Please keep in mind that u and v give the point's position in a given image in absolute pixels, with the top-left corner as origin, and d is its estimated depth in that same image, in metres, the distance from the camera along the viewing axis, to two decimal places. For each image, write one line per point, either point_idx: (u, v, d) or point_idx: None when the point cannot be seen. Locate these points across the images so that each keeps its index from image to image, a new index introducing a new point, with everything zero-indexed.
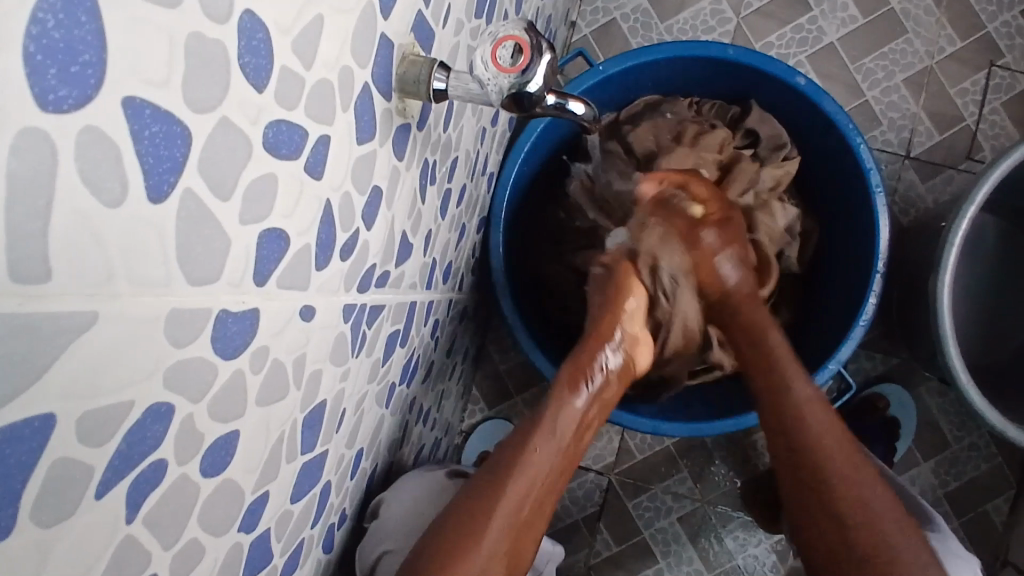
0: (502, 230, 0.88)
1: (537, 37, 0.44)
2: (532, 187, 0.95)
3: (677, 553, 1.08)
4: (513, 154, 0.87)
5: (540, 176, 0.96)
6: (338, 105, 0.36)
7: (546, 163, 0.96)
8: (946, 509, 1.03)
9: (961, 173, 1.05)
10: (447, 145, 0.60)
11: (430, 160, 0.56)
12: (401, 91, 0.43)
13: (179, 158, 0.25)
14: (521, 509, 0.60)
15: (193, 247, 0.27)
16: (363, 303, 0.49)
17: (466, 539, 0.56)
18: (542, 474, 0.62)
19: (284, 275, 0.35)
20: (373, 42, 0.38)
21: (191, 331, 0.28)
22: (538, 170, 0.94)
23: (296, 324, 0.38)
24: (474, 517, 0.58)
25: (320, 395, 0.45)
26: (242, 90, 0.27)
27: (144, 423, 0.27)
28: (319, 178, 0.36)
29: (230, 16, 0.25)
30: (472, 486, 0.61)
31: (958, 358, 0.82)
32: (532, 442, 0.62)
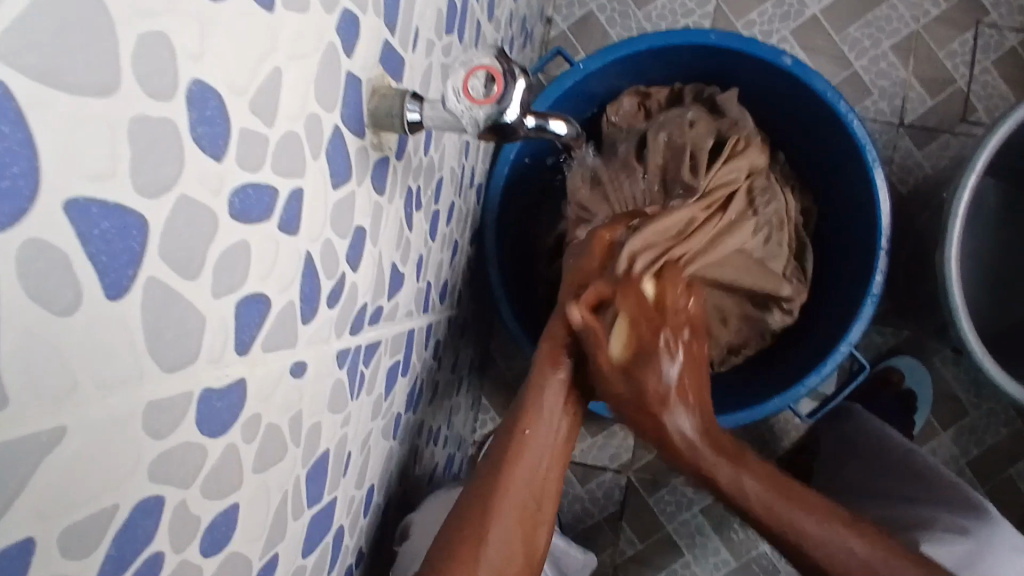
0: (495, 238, 0.86)
1: (509, 64, 0.42)
2: (522, 193, 0.94)
3: (702, 545, 1.07)
4: (500, 163, 0.86)
5: (529, 179, 0.95)
6: (308, 155, 0.34)
7: (535, 165, 0.94)
8: (970, 478, 1.01)
9: (958, 137, 1.03)
10: (430, 167, 0.58)
11: (414, 186, 0.54)
12: (374, 126, 0.41)
13: (136, 248, 0.23)
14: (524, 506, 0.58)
15: (164, 333, 0.26)
16: (358, 344, 0.47)
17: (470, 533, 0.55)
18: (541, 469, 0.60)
19: (268, 337, 0.34)
20: (340, 82, 0.36)
21: (173, 418, 0.27)
22: (527, 173, 0.93)
23: (287, 382, 0.36)
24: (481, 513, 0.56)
25: (322, 445, 0.43)
26: (199, 163, 0.26)
27: (134, 521, 0.26)
28: (296, 233, 0.34)
29: (175, 91, 0.24)
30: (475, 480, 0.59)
31: (971, 330, 0.80)
32: (524, 433, 0.61)
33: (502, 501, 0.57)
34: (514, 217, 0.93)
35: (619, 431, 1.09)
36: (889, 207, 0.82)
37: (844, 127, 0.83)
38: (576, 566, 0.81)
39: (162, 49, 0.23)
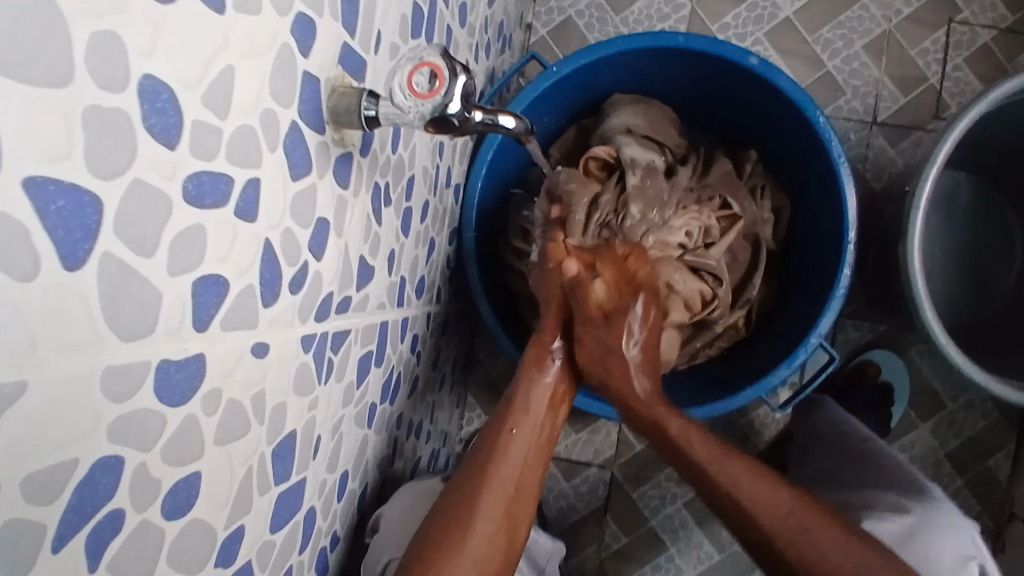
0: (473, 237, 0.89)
1: (451, 61, 0.45)
2: (500, 193, 0.96)
3: (686, 538, 1.09)
4: (477, 164, 0.88)
5: (508, 182, 0.97)
6: (265, 147, 0.37)
7: (513, 168, 0.96)
8: (948, 469, 1.03)
9: (929, 134, 1.05)
10: (399, 165, 0.61)
11: (381, 182, 0.57)
12: (334, 122, 0.44)
13: (92, 224, 0.26)
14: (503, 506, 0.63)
15: (121, 305, 0.28)
16: (325, 331, 0.49)
17: (455, 530, 0.60)
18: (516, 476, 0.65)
19: (228, 317, 0.36)
20: (296, 81, 0.39)
21: (132, 384, 0.30)
22: (505, 176, 0.95)
23: (249, 361, 0.39)
24: (464, 513, 0.61)
25: (289, 425, 0.46)
26: (152, 151, 0.29)
27: (94, 477, 0.29)
28: (254, 220, 0.37)
29: (128, 83, 0.27)
30: (453, 486, 0.65)
31: (935, 320, 0.82)
32: (508, 437, 0.68)
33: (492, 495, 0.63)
34: (493, 217, 0.95)
35: (603, 428, 1.11)
36: (855, 201, 0.84)
37: (811, 124, 0.85)
38: (544, 555, 0.82)
39: (115, 45, 0.26)
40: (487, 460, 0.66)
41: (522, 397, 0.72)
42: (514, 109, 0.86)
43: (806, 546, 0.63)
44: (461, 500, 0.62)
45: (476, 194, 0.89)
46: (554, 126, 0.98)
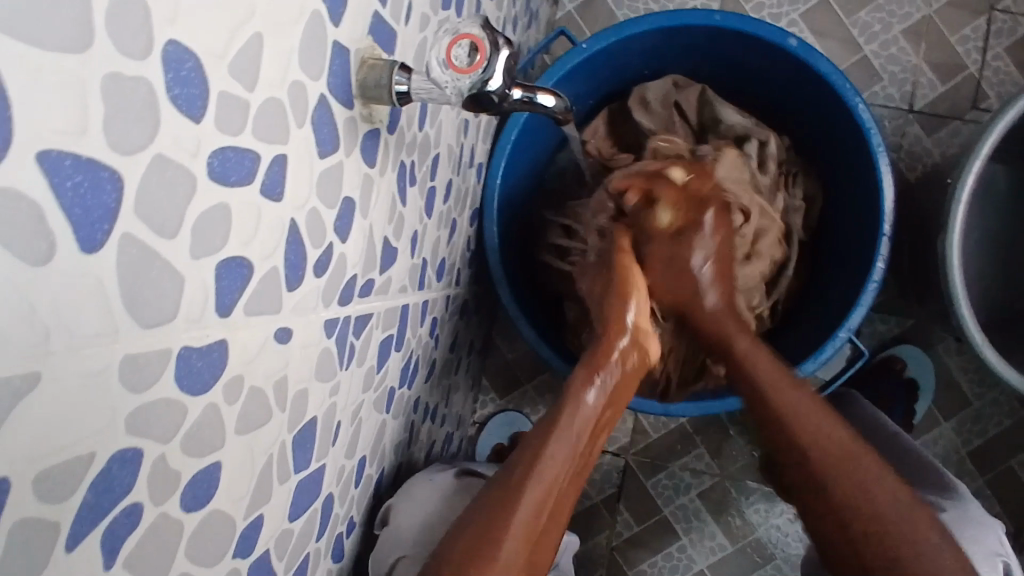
0: (495, 220, 0.87)
1: (493, 34, 0.42)
2: (523, 174, 0.93)
3: (699, 529, 1.08)
4: (501, 143, 0.85)
5: (531, 164, 0.94)
6: (292, 123, 0.35)
7: (537, 149, 0.94)
8: (970, 468, 1.01)
9: (968, 124, 1.01)
10: (425, 144, 0.58)
11: (407, 161, 0.54)
12: (363, 97, 0.42)
13: (111, 204, 0.24)
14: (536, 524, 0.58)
15: (141, 291, 0.26)
16: (347, 316, 0.47)
17: (486, 542, 0.55)
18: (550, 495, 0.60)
19: (250, 302, 0.34)
20: (326, 52, 0.37)
21: (150, 375, 0.28)
22: (528, 158, 0.92)
23: (271, 347, 0.37)
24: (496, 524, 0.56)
25: (310, 412, 0.44)
26: (175, 125, 0.26)
27: (111, 471, 0.27)
28: (279, 200, 0.35)
29: (150, 51, 0.25)
30: (483, 504, 0.58)
31: (971, 316, 0.79)
32: (549, 450, 0.61)
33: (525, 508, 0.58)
34: (516, 198, 0.93)
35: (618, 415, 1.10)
36: (893, 193, 0.81)
37: (849, 111, 0.82)
38: None
39: (136, 9, 0.24)
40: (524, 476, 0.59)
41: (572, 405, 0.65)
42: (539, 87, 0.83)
43: (883, 520, 0.61)
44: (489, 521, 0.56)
45: (500, 176, 0.86)
46: (579, 108, 0.95)
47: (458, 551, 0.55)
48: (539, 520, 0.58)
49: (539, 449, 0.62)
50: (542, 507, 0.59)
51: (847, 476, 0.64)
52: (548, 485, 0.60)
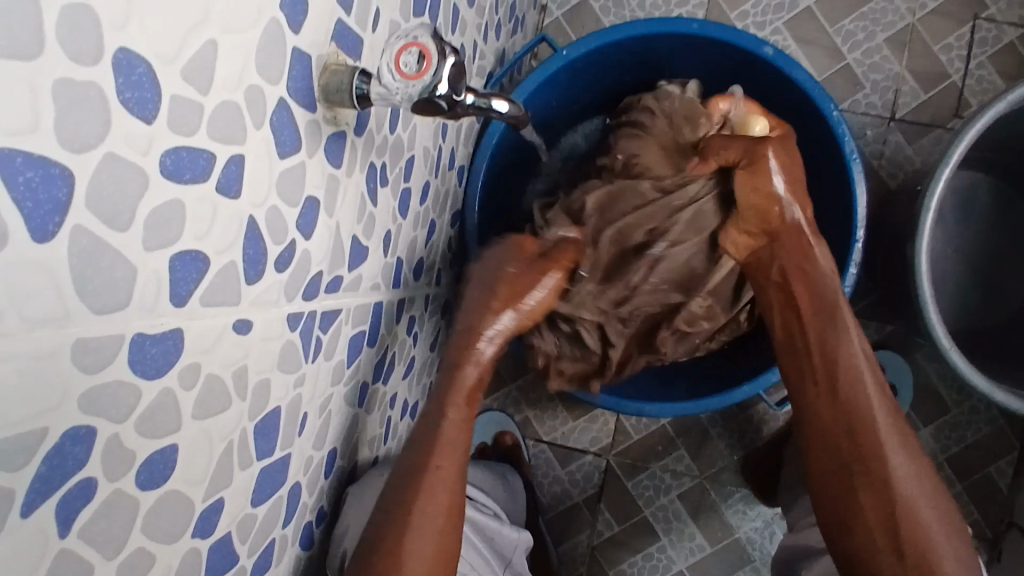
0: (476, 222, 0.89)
1: (442, 43, 0.44)
2: (506, 177, 0.95)
3: (678, 530, 1.09)
4: (483, 147, 0.87)
5: (515, 167, 0.96)
6: (250, 125, 0.37)
7: (520, 153, 0.96)
8: (948, 474, 1.02)
9: (949, 132, 1.02)
10: (398, 146, 0.60)
11: (378, 163, 0.56)
12: (326, 100, 0.44)
13: (61, 197, 0.26)
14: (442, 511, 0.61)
15: (92, 279, 0.28)
16: (312, 310, 0.49)
17: (391, 551, 0.58)
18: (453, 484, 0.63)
19: (207, 293, 0.36)
20: (285, 57, 0.39)
21: (103, 358, 0.30)
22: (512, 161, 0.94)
23: (230, 337, 0.39)
24: (401, 512, 0.60)
25: (272, 401, 0.46)
26: (126, 125, 0.28)
27: (63, 447, 0.29)
28: (236, 197, 0.37)
29: (101, 56, 0.27)
30: (384, 503, 0.61)
31: (940, 323, 0.80)
32: (434, 458, 0.63)
33: (429, 496, 0.61)
34: (498, 202, 0.95)
35: (600, 417, 1.11)
36: (865, 199, 0.82)
37: (825, 119, 0.83)
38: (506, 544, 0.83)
39: (88, 18, 0.26)
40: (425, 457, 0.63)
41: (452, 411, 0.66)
42: (521, 92, 0.85)
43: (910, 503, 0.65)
44: (394, 521, 0.59)
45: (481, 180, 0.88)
46: (562, 112, 0.97)
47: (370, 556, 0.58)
48: (438, 527, 0.61)
49: (430, 435, 0.65)
50: (434, 512, 0.61)
51: (893, 468, 0.66)
52: (434, 490, 0.61)
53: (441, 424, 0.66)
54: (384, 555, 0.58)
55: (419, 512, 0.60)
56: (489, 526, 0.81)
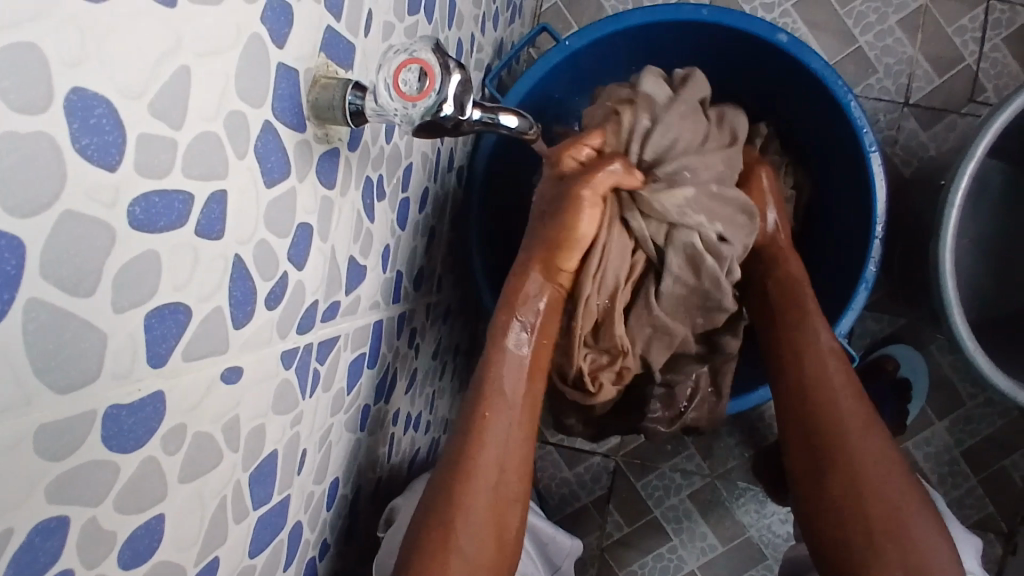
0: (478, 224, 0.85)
1: (444, 57, 0.40)
2: (507, 176, 0.91)
3: (690, 529, 1.07)
4: (482, 145, 0.83)
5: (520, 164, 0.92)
6: (232, 155, 0.33)
7: (524, 151, 0.91)
8: (963, 469, 1.00)
9: (965, 118, 0.98)
10: (394, 156, 0.56)
11: (374, 176, 0.52)
12: (316, 118, 0.40)
13: (11, 270, 0.22)
14: (501, 471, 0.61)
15: (54, 355, 0.25)
16: (308, 342, 0.45)
17: (439, 523, 0.58)
18: (509, 441, 0.61)
19: (190, 346, 0.32)
20: (270, 76, 0.35)
21: (71, 440, 0.26)
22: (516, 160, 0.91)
23: (219, 389, 0.35)
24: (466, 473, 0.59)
25: (268, 446, 0.42)
26: (86, 177, 0.24)
27: (32, 544, 0.25)
28: (219, 237, 0.33)
29: (51, 102, 0.23)
30: (438, 471, 0.61)
31: (964, 324, 0.78)
32: (485, 411, 0.62)
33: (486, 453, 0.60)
34: (500, 200, 0.91)
35: None
36: (885, 194, 0.78)
37: (842, 110, 0.79)
38: (559, 551, 0.80)
39: (30, 60, 0.21)
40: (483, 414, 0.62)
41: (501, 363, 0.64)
42: (520, 87, 0.81)
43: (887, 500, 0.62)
44: (444, 494, 0.59)
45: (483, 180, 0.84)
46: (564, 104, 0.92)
47: (421, 533, 0.58)
48: (493, 479, 0.60)
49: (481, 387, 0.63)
50: (491, 468, 0.60)
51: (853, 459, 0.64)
52: (490, 446, 0.60)
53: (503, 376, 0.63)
54: (431, 537, 0.57)
55: (472, 470, 0.59)
56: (545, 530, 0.79)
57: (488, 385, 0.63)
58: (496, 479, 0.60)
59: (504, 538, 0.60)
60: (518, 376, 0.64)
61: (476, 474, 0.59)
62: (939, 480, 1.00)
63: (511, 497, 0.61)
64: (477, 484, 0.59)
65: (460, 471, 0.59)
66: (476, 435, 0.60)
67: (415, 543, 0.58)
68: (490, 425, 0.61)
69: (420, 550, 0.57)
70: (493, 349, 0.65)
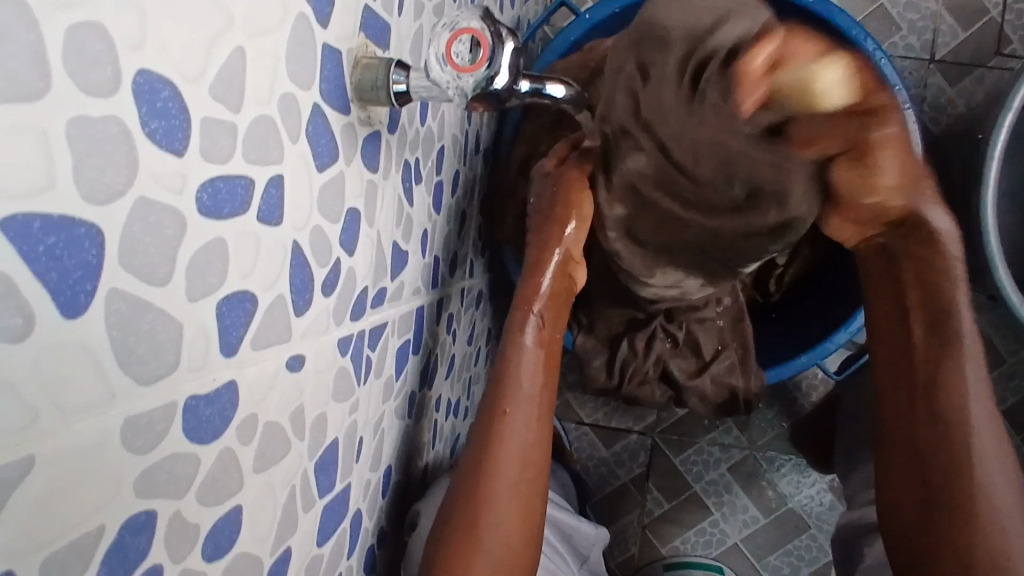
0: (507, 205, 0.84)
1: (494, 26, 0.40)
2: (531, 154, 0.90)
3: (731, 503, 1.06)
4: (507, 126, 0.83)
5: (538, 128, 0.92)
6: (286, 140, 0.32)
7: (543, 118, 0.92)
8: (1006, 427, 0.98)
9: (993, 71, 0.96)
10: (429, 138, 0.55)
11: (412, 159, 0.52)
12: (359, 99, 0.39)
13: (91, 260, 0.22)
14: (522, 460, 0.59)
15: (134, 347, 0.24)
16: (361, 329, 0.45)
17: (469, 529, 0.57)
18: (527, 435, 0.60)
19: (257, 334, 0.32)
20: (315, 57, 0.34)
21: (154, 433, 0.26)
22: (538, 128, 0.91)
23: (285, 377, 0.35)
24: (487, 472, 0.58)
25: (330, 434, 0.42)
26: (156, 163, 0.24)
27: (123, 540, 0.25)
28: (279, 224, 0.33)
29: (118, 85, 0.22)
30: (461, 472, 0.59)
31: (1008, 280, 0.76)
32: (506, 410, 0.59)
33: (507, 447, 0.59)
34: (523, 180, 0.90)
35: None
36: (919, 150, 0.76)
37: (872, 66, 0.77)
38: (587, 541, 0.80)
39: (97, 40, 0.21)
40: (498, 408, 0.60)
41: (516, 357, 0.61)
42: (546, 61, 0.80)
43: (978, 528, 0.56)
44: (475, 502, 0.58)
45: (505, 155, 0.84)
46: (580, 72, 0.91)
47: (448, 543, 0.57)
48: (520, 480, 0.59)
49: (499, 382, 0.60)
50: (514, 468, 0.59)
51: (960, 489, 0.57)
52: (511, 448, 0.59)
53: (521, 361, 0.61)
54: (457, 540, 0.57)
55: (497, 474, 0.58)
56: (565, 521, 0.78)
57: (505, 383, 0.60)
58: (524, 479, 0.59)
59: (533, 531, 0.60)
60: (535, 373, 0.61)
61: (498, 471, 0.58)
62: None
63: (535, 496, 0.60)
64: (497, 482, 0.58)
65: (485, 469, 0.58)
66: (496, 435, 0.59)
67: (444, 546, 0.57)
68: (509, 422, 0.59)
69: (442, 554, 0.57)
70: (510, 340, 0.62)
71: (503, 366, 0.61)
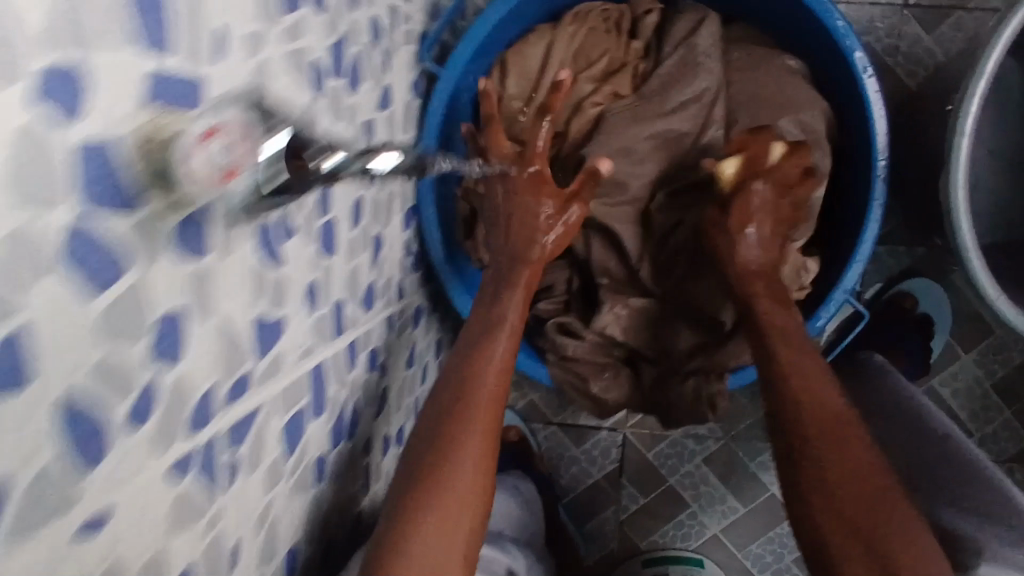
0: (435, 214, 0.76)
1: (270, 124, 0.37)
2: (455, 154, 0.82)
3: (708, 494, 1.02)
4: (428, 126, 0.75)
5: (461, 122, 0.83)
6: (20, 280, 0.26)
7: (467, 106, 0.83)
8: (995, 401, 0.92)
9: (976, 13, 0.85)
10: None
11: (273, 217, 0.45)
12: (151, 179, 0.32)
13: None
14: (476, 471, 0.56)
15: None
16: (211, 435, 0.40)
17: (412, 525, 0.52)
18: (490, 432, 0.58)
19: (14, 524, 0.27)
20: (59, 165, 0.27)
21: None
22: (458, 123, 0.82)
23: (76, 547, 0.31)
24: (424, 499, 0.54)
25: (173, 563, 0.38)
26: None
27: None
28: (27, 386, 0.27)
29: None
30: (410, 467, 0.56)
31: (984, 273, 0.67)
32: (472, 404, 0.58)
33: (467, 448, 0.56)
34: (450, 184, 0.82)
35: None
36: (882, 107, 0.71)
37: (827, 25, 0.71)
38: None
39: None
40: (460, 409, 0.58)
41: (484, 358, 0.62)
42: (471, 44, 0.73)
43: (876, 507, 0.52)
44: (428, 488, 0.54)
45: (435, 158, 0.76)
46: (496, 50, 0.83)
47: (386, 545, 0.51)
48: (480, 476, 0.56)
49: (463, 382, 0.60)
50: (475, 460, 0.56)
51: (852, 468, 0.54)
52: (474, 439, 0.57)
53: (482, 369, 0.61)
54: (394, 541, 0.51)
55: (456, 465, 0.55)
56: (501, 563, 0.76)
57: (469, 383, 0.60)
58: (481, 476, 0.56)
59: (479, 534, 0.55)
60: (498, 373, 0.62)
61: (456, 461, 0.55)
62: (970, 417, 0.93)
63: (488, 499, 0.57)
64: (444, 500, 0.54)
65: (440, 460, 0.55)
66: (453, 431, 0.56)
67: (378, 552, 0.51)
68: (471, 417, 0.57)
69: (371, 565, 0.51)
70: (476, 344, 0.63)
71: (470, 366, 0.61)
